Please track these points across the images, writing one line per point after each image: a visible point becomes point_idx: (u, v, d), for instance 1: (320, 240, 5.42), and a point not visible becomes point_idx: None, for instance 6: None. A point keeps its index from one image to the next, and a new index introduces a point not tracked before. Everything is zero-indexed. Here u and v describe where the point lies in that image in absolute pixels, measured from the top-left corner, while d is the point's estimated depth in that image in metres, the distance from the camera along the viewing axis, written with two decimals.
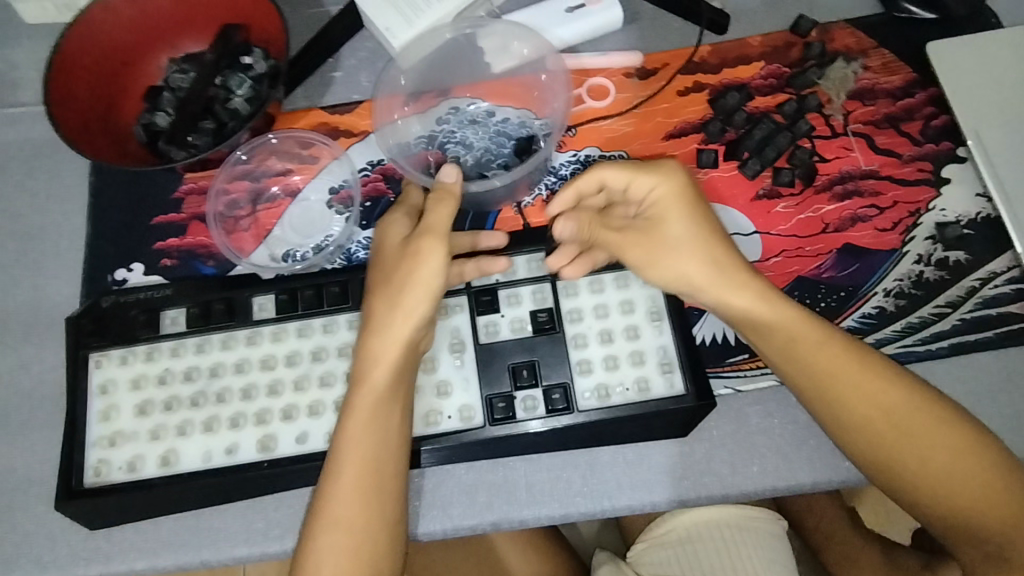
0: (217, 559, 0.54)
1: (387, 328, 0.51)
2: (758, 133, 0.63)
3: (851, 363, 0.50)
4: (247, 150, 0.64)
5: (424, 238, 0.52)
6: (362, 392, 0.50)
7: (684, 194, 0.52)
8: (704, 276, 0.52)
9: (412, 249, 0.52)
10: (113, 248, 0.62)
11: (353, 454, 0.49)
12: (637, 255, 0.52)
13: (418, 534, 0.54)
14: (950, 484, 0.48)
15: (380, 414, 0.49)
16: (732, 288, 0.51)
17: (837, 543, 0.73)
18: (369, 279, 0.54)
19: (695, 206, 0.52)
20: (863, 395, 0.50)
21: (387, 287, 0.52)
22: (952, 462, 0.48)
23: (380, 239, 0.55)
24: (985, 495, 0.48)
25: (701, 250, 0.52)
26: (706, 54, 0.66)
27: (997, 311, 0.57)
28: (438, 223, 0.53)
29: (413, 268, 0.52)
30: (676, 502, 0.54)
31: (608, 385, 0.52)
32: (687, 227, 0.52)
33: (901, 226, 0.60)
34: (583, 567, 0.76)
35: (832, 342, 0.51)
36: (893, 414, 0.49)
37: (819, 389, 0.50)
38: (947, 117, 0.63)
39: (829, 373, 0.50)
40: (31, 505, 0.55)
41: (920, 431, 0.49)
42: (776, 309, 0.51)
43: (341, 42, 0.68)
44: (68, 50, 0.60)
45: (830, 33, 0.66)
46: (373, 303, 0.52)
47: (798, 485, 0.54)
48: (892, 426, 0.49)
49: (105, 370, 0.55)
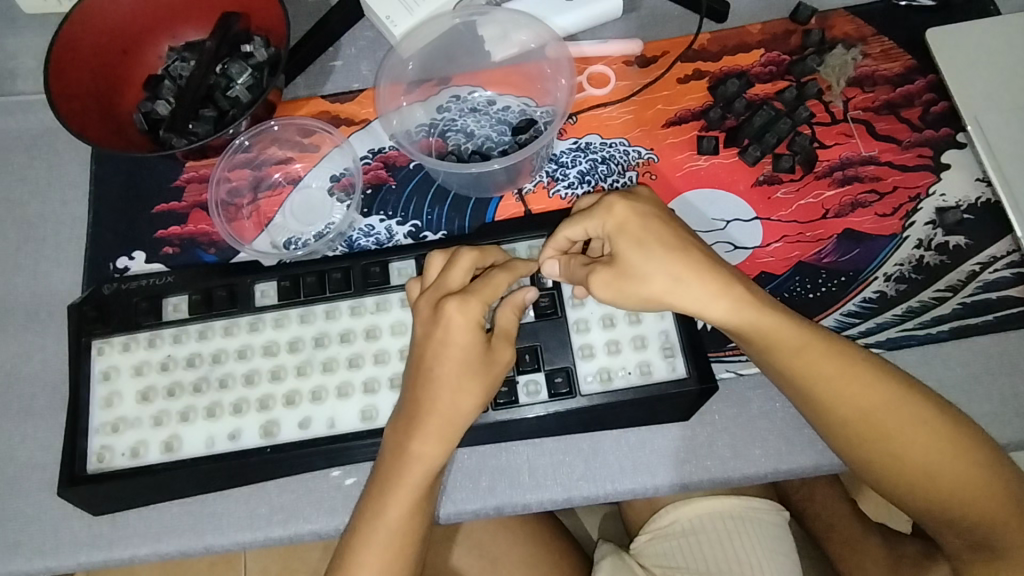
0: (220, 544, 0.54)
1: (456, 429, 0.49)
2: (758, 120, 0.63)
3: (832, 365, 0.49)
4: (248, 138, 0.64)
5: (503, 343, 0.50)
6: (419, 463, 0.48)
7: (631, 221, 0.50)
8: (667, 289, 0.49)
9: (489, 354, 0.50)
10: (114, 237, 0.62)
11: (404, 489, 0.49)
12: (604, 291, 0.50)
13: (446, 515, 0.54)
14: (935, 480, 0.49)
15: (420, 502, 0.49)
16: (705, 302, 0.48)
17: (837, 531, 0.72)
18: (427, 356, 0.49)
19: (644, 228, 0.50)
20: (847, 398, 0.49)
21: (459, 380, 0.49)
22: (936, 458, 0.49)
23: (448, 319, 0.49)
24: (972, 490, 0.49)
25: (665, 269, 0.48)
26: (705, 42, 0.66)
27: (997, 295, 0.57)
28: (512, 330, 0.51)
29: (492, 376, 0.50)
30: (678, 486, 0.54)
31: (610, 369, 0.52)
32: (642, 249, 0.49)
33: (901, 212, 0.60)
34: (585, 558, 0.76)
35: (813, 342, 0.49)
36: (878, 415, 0.49)
37: (801, 389, 0.50)
38: (947, 103, 0.63)
39: (810, 377, 0.49)
40: (33, 492, 0.55)
41: (903, 430, 0.49)
42: (753, 318, 0.49)
43: (342, 30, 0.68)
44: (67, 39, 0.60)
45: (829, 21, 0.67)
46: (416, 393, 0.49)
47: (800, 468, 0.54)
48: (877, 427, 0.49)
49: (108, 358, 0.55)
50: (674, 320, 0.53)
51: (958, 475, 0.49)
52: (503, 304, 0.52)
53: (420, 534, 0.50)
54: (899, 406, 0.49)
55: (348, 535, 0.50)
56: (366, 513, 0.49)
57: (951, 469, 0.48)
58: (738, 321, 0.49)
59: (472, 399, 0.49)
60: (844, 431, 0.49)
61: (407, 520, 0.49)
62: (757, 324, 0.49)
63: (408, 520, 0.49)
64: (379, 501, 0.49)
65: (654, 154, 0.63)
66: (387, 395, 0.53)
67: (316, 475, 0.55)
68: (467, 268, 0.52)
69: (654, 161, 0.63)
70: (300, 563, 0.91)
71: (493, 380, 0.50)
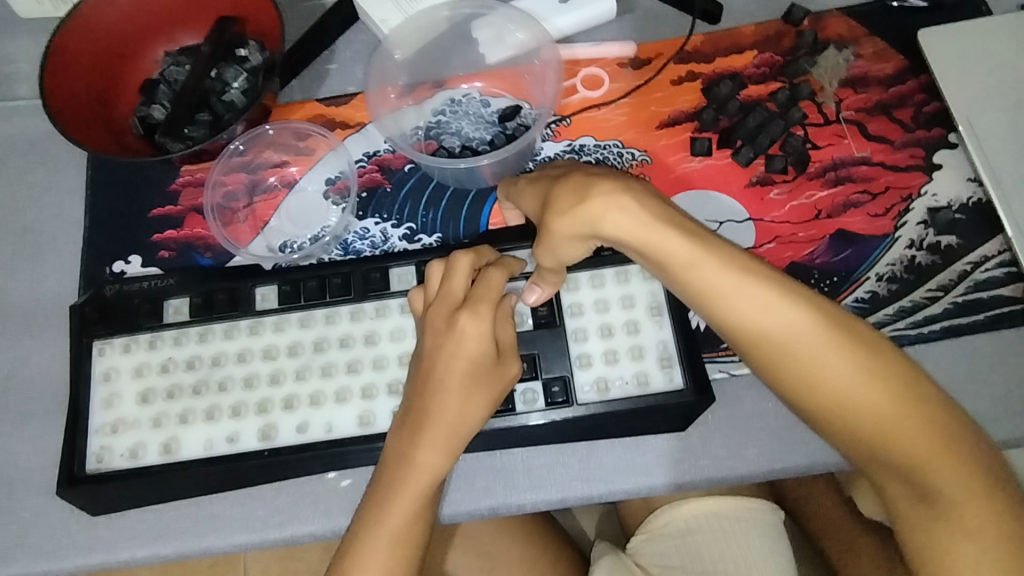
0: (217, 547, 0.55)
1: (461, 439, 0.50)
2: (751, 121, 0.63)
3: (753, 288, 0.45)
4: (243, 142, 0.65)
5: (509, 356, 0.51)
6: (422, 472, 0.49)
7: (534, 188, 0.54)
8: (558, 213, 0.48)
9: (495, 369, 0.50)
10: (110, 241, 0.63)
11: (406, 494, 0.49)
12: (544, 256, 0.51)
13: (445, 517, 0.54)
14: (873, 425, 0.44)
15: (421, 512, 0.49)
16: (585, 223, 0.48)
17: (831, 531, 0.73)
18: (438, 365, 0.50)
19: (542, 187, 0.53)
20: (765, 324, 0.45)
21: (467, 389, 0.50)
22: (868, 397, 0.44)
23: (460, 334, 0.50)
24: (911, 434, 0.44)
25: (556, 197, 0.49)
26: (698, 43, 0.67)
27: (989, 294, 0.58)
28: (508, 343, 0.52)
29: (498, 387, 0.50)
30: (672, 486, 0.55)
31: (608, 379, 0.53)
32: (541, 194, 0.52)
33: (893, 212, 0.60)
34: (582, 556, 0.76)
35: (726, 263, 0.45)
36: (800, 349, 0.45)
37: (719, 319, 0.46)
38: (938, 104, 0.64)
39: (727, 303, 0.45)
40: (30, 495, 0.56)
41: (832, 369, 0.45)
42: (648, 227, 0.46)
43: (337, 34, 0.68)
44: (63, 45, 0.60)
45: (822, 22, 0.67)
46: (420, 404, 0.50)
47: (793, 468, 0.55)
48: (800, 361, 0.45)
49: (109, 358, 0.55)
50: (673, 331, 0.53)
51: (876, 407, 0.44)
52: (500, 315, 0.52)
53: (422, 541, 0.50)
54: (828, 339, 0.45)
55: (349, 539, 0.49)
56: (366, 518, 0.49)
57: (870, 402, 0.44)
58: (624, 236, 0.47)
59: (480, 409, 0.50)
60: (764, 361, 0.46)
61: (410, 526, 0.49)
62: (662, 242, 0.46)
63: (411, 526, 0.49)
64: (381, 505, 0.49)
65: (648, 155, 0.63)
66: (385, 400, 0.53)
67: (314, 476, 0.56)
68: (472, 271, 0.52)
69: (648, 163, 0.63)
70: (300, 564, 0.92)
71: (499, 392, 0.50)
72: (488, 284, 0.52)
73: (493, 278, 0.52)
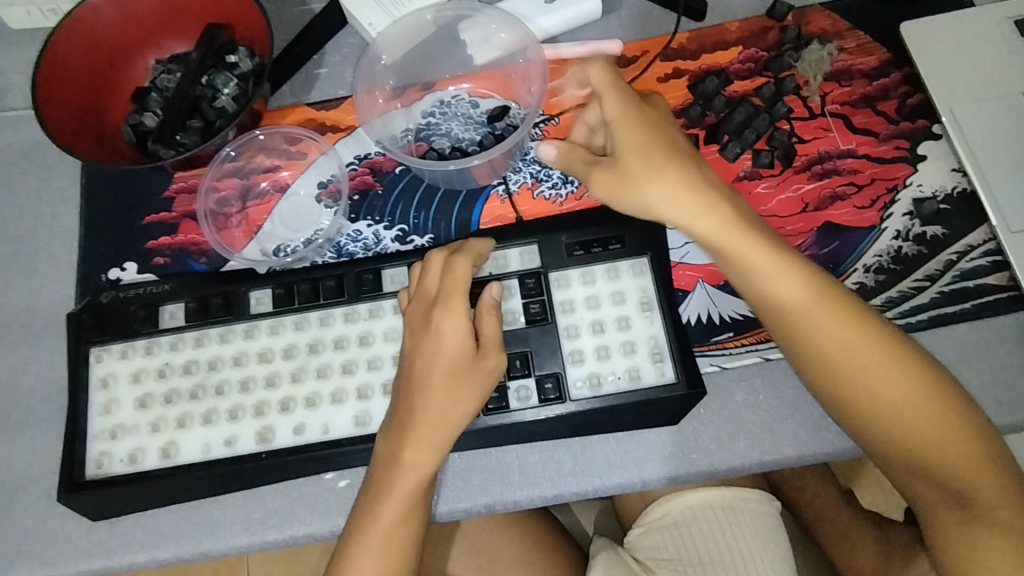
0: (218, 549, 0.55)
1: (448, 435, 0.51)
2: (737, 116, 0.64)
3: (830, 307, 0.50)
4: (235, 147, 0.65)
5: (491, 350, 0.52)
6: (412, 471, 0.50)
7: (631, 122, 0.53)
8: (643, 198, 0.52)
9: (475, 365, 0.51)
10: (105, 249, 0.63)
11: (398, 494, 0.50)
12: (600, 188, 0.54)
13: (442, 514, 0.55)
14: (930, 440, 0.49)
15: (415, 508, 0.51)
16: (671, 218, 0.51)
17: (829, 520, 0.74)
18: (421, 362, 0.52)
19: (646, 131, 0.52)
20: (802, 307, 0.51)
21: (448, 384, 0.51)
22: (894, 385, 0.50)
23: (436, 332, 0.52)
24: (961, 451, 0.49)
25: (665, 174, 0.51)
26: (684, 40, 0.67)
27: (974, 283, 0.58)
28: (491, 336, 0.52)
29: (481, 381, 0.51)
30: (665, 479, 0.56)
31: (600, 374, 0.54)
32: (637, 156, 0.52)
33: (879, 204, 0.61)
34: (580, 551, 0.77)
35: (810, 280, 0.51)
36: (871, 369, 0.50)
37: (796, 335, 0.51)
38: (922, 95, 0.64)
39: (807, 321, 0.51)
40: (32, 501, 0.56)
41: (897, 386, 0.50)
42: (729, 230, 0.51)
43: (326, 39, 0.68)
44: (54, 55, 0.61)
45: (805, 17, 0.67)
46: (410, 403, 0.51)
47: (784, 458, 0.56)
48: (870, 378, 0.50)
49: (106, 365, 0.56)
50: (663, 325, 0.54)
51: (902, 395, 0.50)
52: (481, 310, 0.53)
53: (417, 536, 0.52)
54: (890, 359, 0.50)
55: (345, 538, 0.51)
56: (359, 519, 0.51)
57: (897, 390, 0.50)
58: (706, 237, 0.51)
59: (465, 404, 0.51)
60: (834, 377, 0.51)
61: (401, 525, 0.51)
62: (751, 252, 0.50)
63: (404, 524, 0.50)
64: (373, 508, 0.50)
65: None
66: (381, 400, 0.54)
67: (311, 478, 0.56)
68: (447, 264, 0.54)
69: None
70: (304, 566, 0.92)
71: (482, 384, 0.51)
72: (456, 280, 0.53)
73: (461, 271, 0.53)
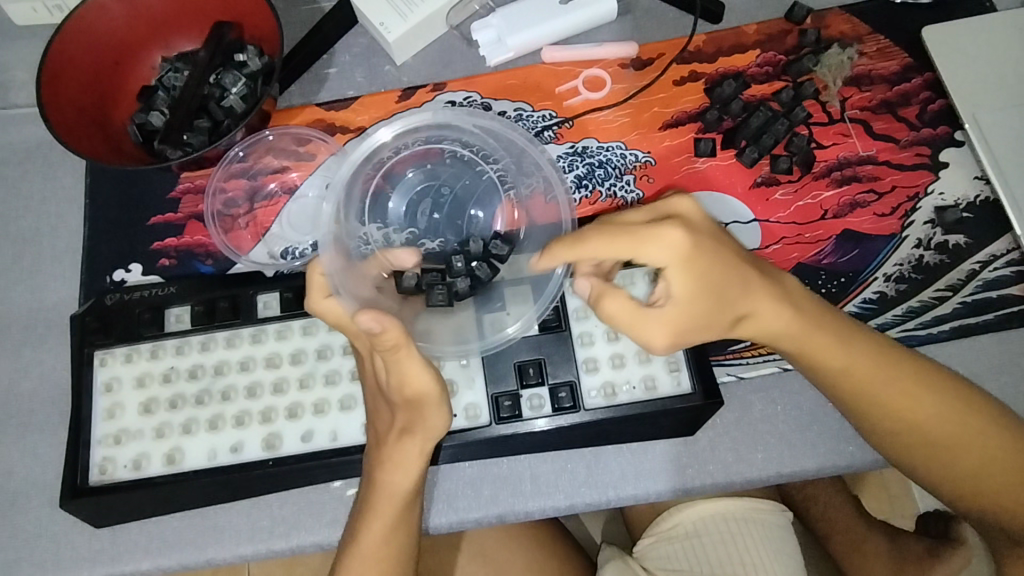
0: (222, 557, 0.54)
1: (416, 458, 0.49)
2: (755, 121, 0.62)
3: (896, 380, 0.49)
4: (243, 148, 0.64)
5: (417, 377, 0.47)
6: (389, 490, 0.49)
7: (697, 259, 0.46)
8: (723, 323, 0.48)
9: (411, 398, 0.48)
10: (110, 249, 0.62)
11: (379, 516, 0.50)
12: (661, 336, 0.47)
13: (431, 527, 0.54)
14: (1013, 490, 0.49)
15: (404, 518, 0.50)
16: (741, 328, 0.49)
17: (841, 530, 0.73)
18: (373, 388, 0.51)
19: (705, 269, 0.46)
20: (871, 383, 0.49)
21: (394, 411, 0.49)
22: (966, 445, 0.49)
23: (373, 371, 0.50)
24: None
25: (733, 305, 0.47)
26: (701, 43, 0.66)
27: (998, 293, 0.57)
28: (412, 370, 0.47)
29: (422, 407, 0.48)
30: (679, 491, 0.54)
31: (614, 384, 0.52)
32: (700, 291, 0.46)
33: (900, 211, 0.60)
34: (587, 561, 0.75)
35: (870, 353, 0.49)
36: (945, 432, 0.49)
37: (867, 409, 0.50)
38: (944, 101, 0.63)
39: (881, 396, 0.49)
40: (33, 507, 0.55)
41: (972, 444, 0.49)
42: (803, 330, 0.48)
43: (336, 37, 0.67)
44: (59, 52, 0.59)
45: (825, 20, 0.66)
46: (375, 432, 0.51)
47: (802, 471, 0.55)
48: (946, 441, 0.49)
49: (110, 368, 0.55)
50: None
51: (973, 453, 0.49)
52: (393, 360, 0.47)
53: (412, 540, 0.52)
54: (958, 419, 0.49)
55: (342, 545, 0.52)
56: (349, 534, 0.51)
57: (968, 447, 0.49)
58: (780, 344, 0.50)
59: (425, 431, 0.48)
60: (906, 441, 0.50)
61: (386, 544, 0.50)
62: (824, 353, 0.49)
63: (385, 546, 0.50)
64: (359, 524, 0.50)
65: (651, 158, 0.63)
66: None
67: (317, 486, 0.55)
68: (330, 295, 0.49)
69: (651, 164, 0.62)
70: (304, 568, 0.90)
71: (426, 412, 0.48)
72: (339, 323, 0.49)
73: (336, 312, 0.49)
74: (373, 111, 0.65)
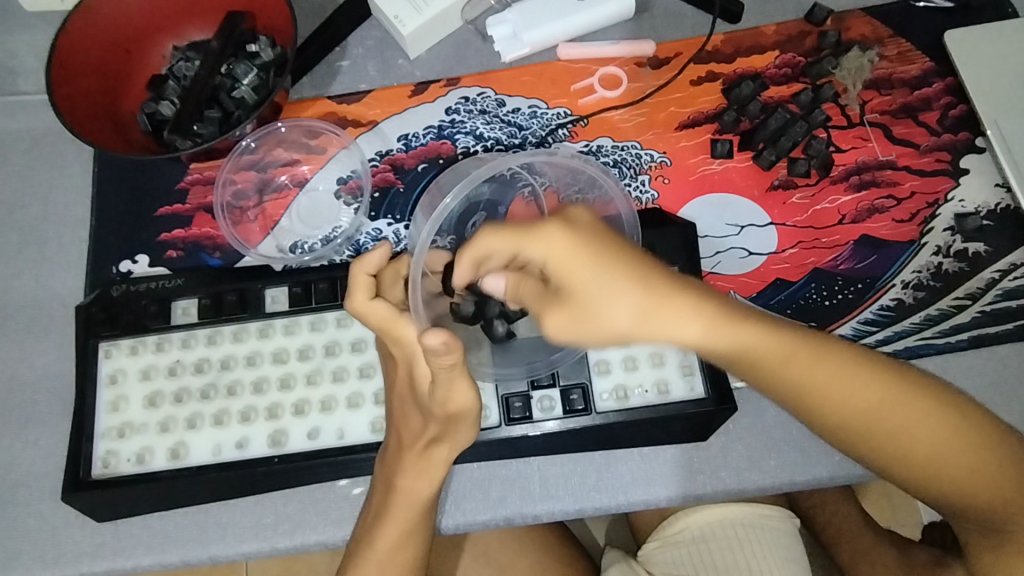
0: (226, 554, 0.54)
1: (440, 466, 0.49)
2: (773, 123, 0.61)
3: (844, 369, 0.40)
4: (253, 140, 0.63)
5: (461, 396, 0.46)
6: (407, 496, 0.49)
7: (579, 246, 0.38)
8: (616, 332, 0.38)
9: (451, 415, 0.47)
10: (117, 239, 0.61)
11: (394, 522, 0.50)
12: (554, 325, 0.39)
13: (443, 527, 0.53)
14: (979, 486, 0.42)
15: (417, 524, 0.50)
16: (641, 331, 0.37)
17: (848, 539, 0.72)
18: (400, 392, 0.50)
19: (604, 255, 0.37)
20: (803, 379, 0.40)
21: (426, 421, 0.49)
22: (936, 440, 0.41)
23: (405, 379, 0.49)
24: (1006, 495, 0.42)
25: (629, 310, 0.37)
26: (718, 43, 0.65)
27: (1017, 303, 0.57)
28: (459, 394, 0.46)
29: (459, 423, 0.48)
30: (690, 496, 0.54)
31: (627, 387, 0.51)
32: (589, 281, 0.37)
33: (919, 218, 0.59)
34: (591, 564, 0.74)
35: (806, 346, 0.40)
36: (916, 431, 0.41)
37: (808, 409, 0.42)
38: (965, 107, 0.62)
39: (825, 397, 0.40)
40: (33, 500, 0.54)
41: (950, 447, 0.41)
42: (722, 329, 0.38)
43: (349, 30, 0.66)
44: (70, 38, 0.58)
45: (845, 22, 0.65)
46: (396, 436, 0.50)
47: (815, 479, 0.54)
48: (920, 443, 0.41)
49: (115, 361, 0.54)
50: None
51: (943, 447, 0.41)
52: (444, 382, 0.46)
53: (423, 544, 0.52)
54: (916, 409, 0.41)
55: (350, 551, 0.51)
56: (360, 537, 0.51)
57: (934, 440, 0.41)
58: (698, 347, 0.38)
59: (455, 442, 0.48)
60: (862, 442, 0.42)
61: (399, 548, 0.50)
62: (751, 351, 0.39)
63: (398, 549, 0.50)
64: (374, 527, 0.50)
65: (666, 158, 0.62)
66: None
67: (323, 484, 0.54)
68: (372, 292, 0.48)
69: (666, 164, 0.62)
70: (303, 565, 0.89)
71: (462, 426, 0.48)
72: (379, 318, 0.47)
73: (383, 312, 0.47)
74: (385, 105, 0.64)
